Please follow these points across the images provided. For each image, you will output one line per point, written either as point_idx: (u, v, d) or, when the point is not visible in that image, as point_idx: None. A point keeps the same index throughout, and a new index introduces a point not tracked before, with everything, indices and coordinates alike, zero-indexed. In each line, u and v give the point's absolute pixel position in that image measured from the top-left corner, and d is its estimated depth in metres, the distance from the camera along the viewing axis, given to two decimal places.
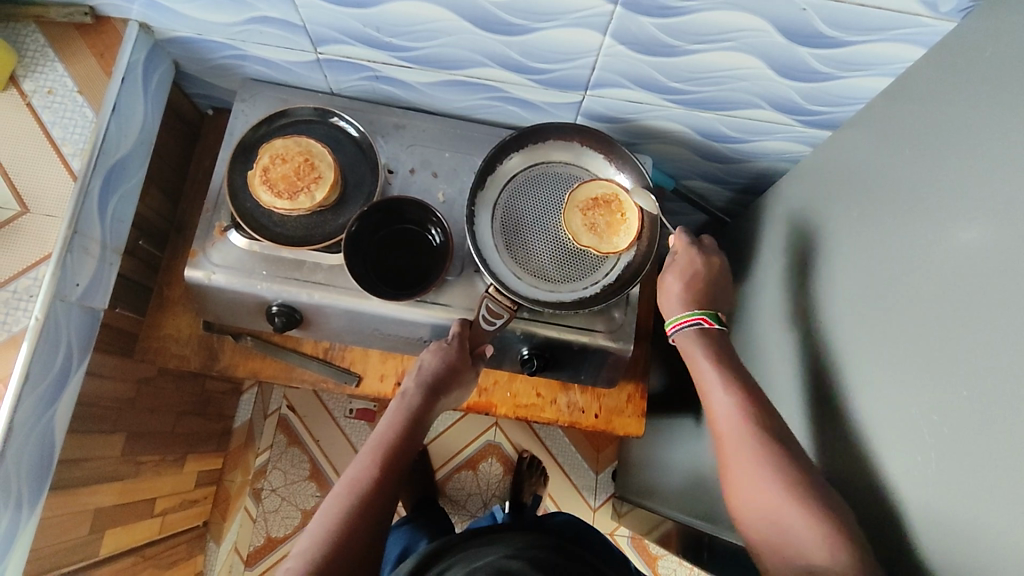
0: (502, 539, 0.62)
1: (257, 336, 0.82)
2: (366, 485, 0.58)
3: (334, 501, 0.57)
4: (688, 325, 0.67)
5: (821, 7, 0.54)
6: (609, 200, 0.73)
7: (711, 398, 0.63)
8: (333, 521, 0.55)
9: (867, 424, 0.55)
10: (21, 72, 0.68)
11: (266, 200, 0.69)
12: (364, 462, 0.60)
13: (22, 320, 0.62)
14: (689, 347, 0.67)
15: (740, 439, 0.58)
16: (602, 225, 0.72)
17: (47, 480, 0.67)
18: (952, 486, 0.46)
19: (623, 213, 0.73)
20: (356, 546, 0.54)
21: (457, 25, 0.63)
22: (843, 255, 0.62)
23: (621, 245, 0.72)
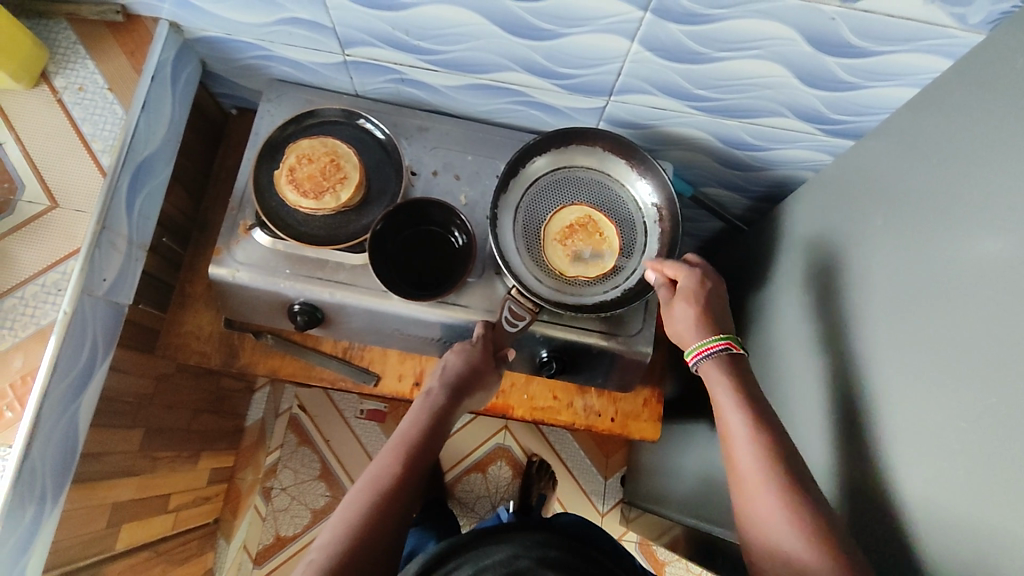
0: (509, 537, 0.57)
1: (277, 334, 0.82)
2: (388, 483, 0.58)
3: (356, 497, 0.57)
4: (717, 349, 0.64)
5: (851, 17, 0.54)
6: (584, 223, 0.75)
7: (723, 416, 0.60)
8: (355, 517, 0.55)
9: (889, 432, 0.55)
10: (53, 69, 0.69)
11: (292, 199, 0.70)
12: (387, 460, 0.60)
13: (49, 314, 0.63)
14: (710, 374, 0.63)
15: (750, 463, 0.56)
16: (584, 250, 0.74)
17: (70, 473, 0.68)
18: (976, 494, 0.46)
19: (601, 232, 0.75)
20: (376, 544, 0.54)
21: (485, 30, 0.64)
22: (866, 263, 0.62)
23: (608, 264, 0.74)
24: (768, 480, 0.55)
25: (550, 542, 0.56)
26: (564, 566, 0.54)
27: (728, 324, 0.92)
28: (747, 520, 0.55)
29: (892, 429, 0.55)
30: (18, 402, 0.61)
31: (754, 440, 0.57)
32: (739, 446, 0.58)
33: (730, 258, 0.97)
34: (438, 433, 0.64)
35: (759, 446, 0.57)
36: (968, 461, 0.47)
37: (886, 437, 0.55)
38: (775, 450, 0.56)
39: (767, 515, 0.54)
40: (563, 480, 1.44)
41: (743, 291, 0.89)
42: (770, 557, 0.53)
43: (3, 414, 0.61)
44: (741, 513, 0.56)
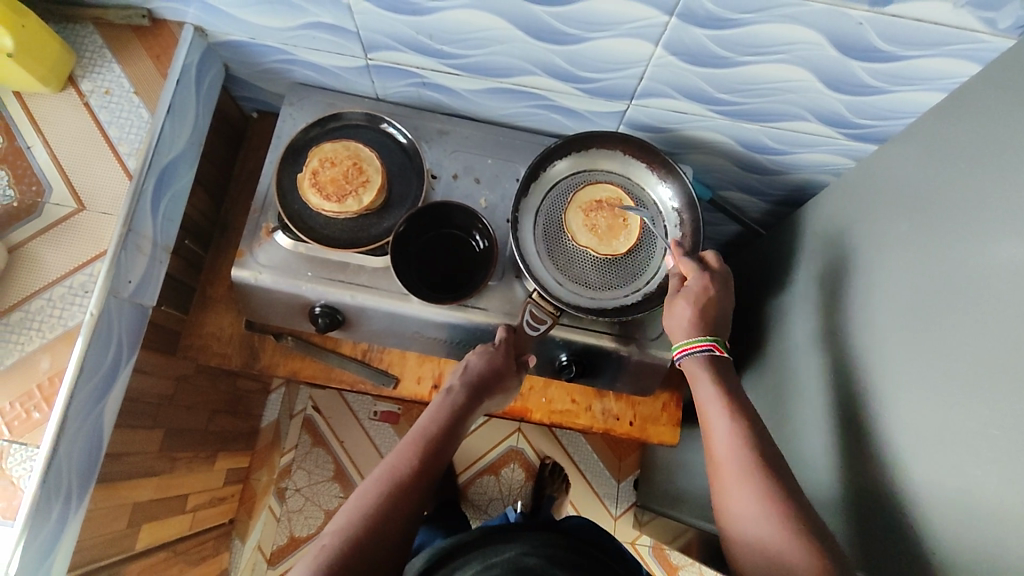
0: (515, 534, 0.58)
1: (298, 336, 0.83)
2: (404, 473, 0.59)
3: (372, 484, 0.58)
4: (698, 350, 0.65)
5: (879, 22, 0.54)
6: (613, 204, 0.75)
7: (708, 418, 0.62)
8: (367, 506, 0.56)
9: (912, 439, 0.54)
10: (79, 72, 0.70)
11: (315, 203, 0.70)
12: (404, 451, 0.61)
13: (76, 316, 0.64)
14: (692, 371, 0.65)
15: (731, 470, 0.58)
16: (603, 227, 0.75)
17: (94, 472, 0.68)
18: (1008, 503, 0.44)
19: (625, 218, 0.75)
20: (389, 531, 0.55)
21: (509, 34, 0.64)
22: (887, 269, 0.61)
23: (620, 249, 0.74)
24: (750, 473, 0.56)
25: (554, 540, 0.57)
26: (568, 564, 0.55)
27: (746, 328, 0.92)
28: (727, 512, 0.57)
29: (916, 437, 0.53)
30: (45, 402, 0.62)
31: (739, 436, 0.59)
32: (724, 442, 0.60)
33: (748, 261, 0.96)
34: (455, 431, 0.65)
35: (744, 442, 0.58)
36: (997, 469, 0.45)
37: (908, 445, 0.54)
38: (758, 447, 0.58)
39: (750, 510, 0.55)
40: (576, 484, 1.44)
41: (761, 295, 0.89)
42: (754, 552, 0.54)
43: (31, 413, 0.61)
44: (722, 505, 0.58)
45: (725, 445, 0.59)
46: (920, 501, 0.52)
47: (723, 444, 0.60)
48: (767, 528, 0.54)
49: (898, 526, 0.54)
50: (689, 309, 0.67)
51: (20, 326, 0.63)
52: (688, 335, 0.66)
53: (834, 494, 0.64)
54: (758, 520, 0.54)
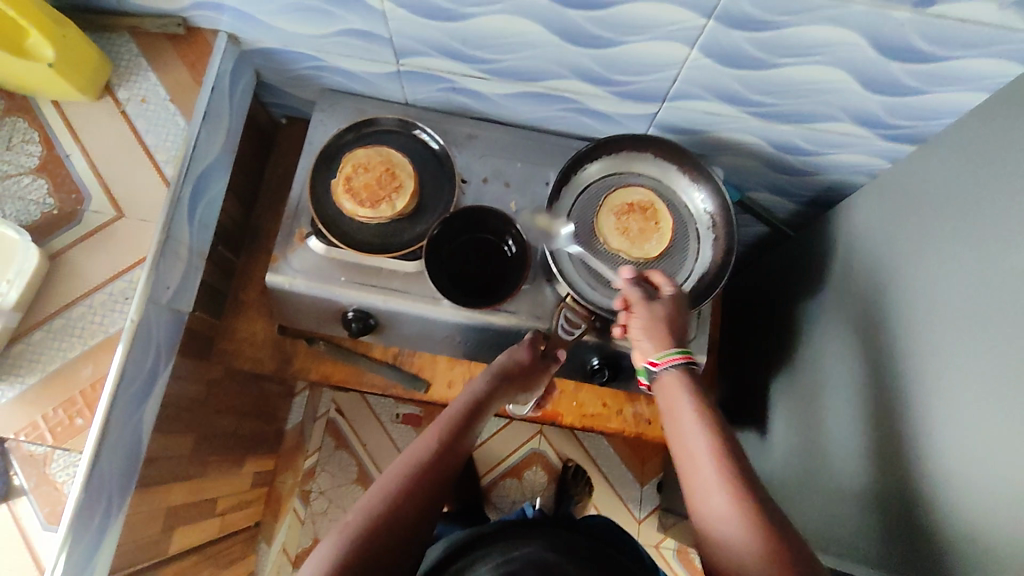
0: (534, 533, 0.59)
1: (329, 341, 0.83)
2: (429, 453, 0.60)
3: (398, 463, 0.59)
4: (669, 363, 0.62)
5: (920, 22, 0.54)
6: (644, 206, 0.75)
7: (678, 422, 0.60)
8: (388, 492, 0.55)
9: (966, 446, 0.53)
10: (116, 81, 0.71)
11: (349, 208, 0.71)
12: (428, 434, 0.62)
13: (118, 322, 0.65)
14: (663, 380, 0.63)
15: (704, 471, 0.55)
16: (635, 230, 0.74)
17: (134, 477, 0.69)
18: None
19: (657, 220, 0.75)
20: (413, 508, 0.55)
21: (544, 38, 0.64)
22: (929, 270, 0.61)
23: (651, 252, 0.74)
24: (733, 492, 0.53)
25: (570, 540, 0.58)
26: (585, 557, 0.56)
27: (775, 330, 0.92)
28: (709, 532, 0.53)
29: (969, 443, 0.53)
30: (88, 408, 0.62)
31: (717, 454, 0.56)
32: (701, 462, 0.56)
33: (776, 263, 0.96)
34: (476, 420, 0.66)
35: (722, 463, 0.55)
36: None
37: (963, 452, 0.53)
38: (732, 455, 0.56)
39: (734, 530, 0.51)
40: (599, 487, 1.44)
41: (792, 297, 0.88)
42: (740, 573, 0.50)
43: (73, 420, 0.62)
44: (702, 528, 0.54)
45: (703, 463, 0.55)
46: (974, 507, 0.52)
47: (701, 467, 0.56)
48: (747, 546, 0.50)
49: (945, 531, 0.54)
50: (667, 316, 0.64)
51: (63, 333, 0.64)
52: (656, 346, 0.63)
53: (876, 498, 0.64)
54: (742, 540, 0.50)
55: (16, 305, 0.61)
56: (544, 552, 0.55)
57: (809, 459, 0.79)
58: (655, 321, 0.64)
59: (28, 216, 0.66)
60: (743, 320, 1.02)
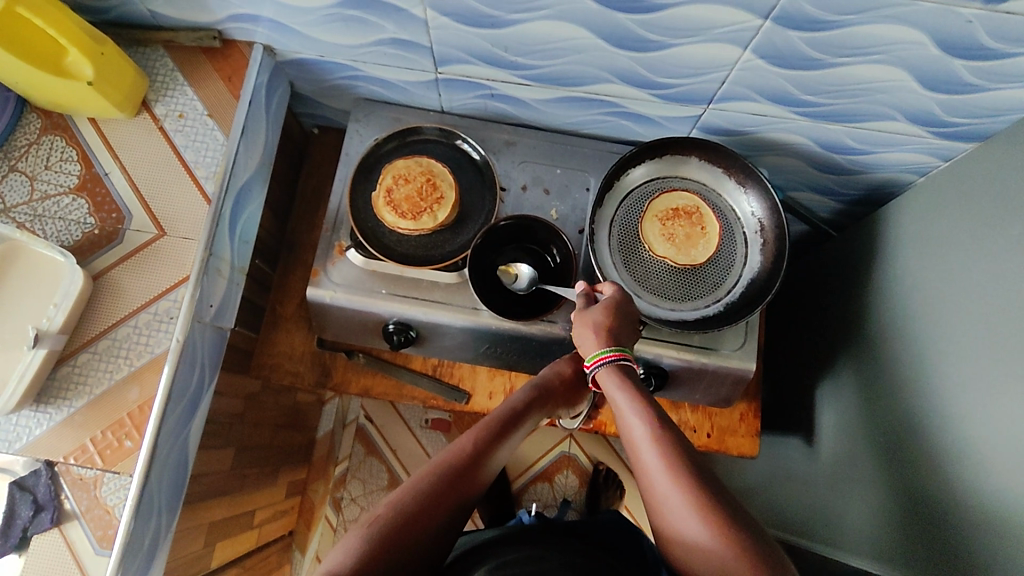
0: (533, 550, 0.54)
1: (368, 354, 0.83)
2: (466, 454, 0.58)
3: (434, 461, 0.57)
4: (602, 363, 0.61)
5: (989, 19, 0.52)
6: (690, 211, 0.73)
7: (628, 429, 0.57)
8: (427, 485, 0.54)
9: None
10: (153, 97, 0.70)
11: (390, 221, 0.70)
12: (468, 436, 0.60)
13: (163, 342, 0.64)
14: (605, 383, 0.61)
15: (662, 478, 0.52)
16: (681, 236, 0.73)
17: (181, 495, 0.68)
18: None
19: (703, 225, 0.73)
20: (442, 512, 0.54)
21: (590, 43, 0.63)
22: (1004, 274, 0.59)
23: (698, 258, 0.72)
24: (677, 475, 0.51)
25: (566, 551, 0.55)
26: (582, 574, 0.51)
27: (821, 333, 0.89)
28: (661, 519, 0.52)
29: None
30: (137, 430, 0.62)
31: (661, 442, 0.54)
32: (644, 452, 0.54)
33: (818, 264, 0.94)
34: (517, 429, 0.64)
35: (667, 451, 0.53)
36: None
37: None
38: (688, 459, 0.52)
39: (681, 517, 0.50)
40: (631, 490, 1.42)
41: (838, 299, 0.86)
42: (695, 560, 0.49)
43: (123, 443, 0.61)
44: (655, 515, 0.53)
45: (656, 476, 0.52)
46: None
47: (645, 458, 0.54)
48: (701, 535, 0.48)
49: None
50: (600, 319, 0.63)
51: (109, 354, 0.63)
52: (587, 349, 0.63)
53: (945, 507, 0.62)
54: (691, 525, 0.49)
55: (62, 328, 0.61)
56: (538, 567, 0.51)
57: (861, 465, 0.77)
58: (586, 326, 0.63)
59: (69, 237, 0.65)
60: (785, 322, 1.00)
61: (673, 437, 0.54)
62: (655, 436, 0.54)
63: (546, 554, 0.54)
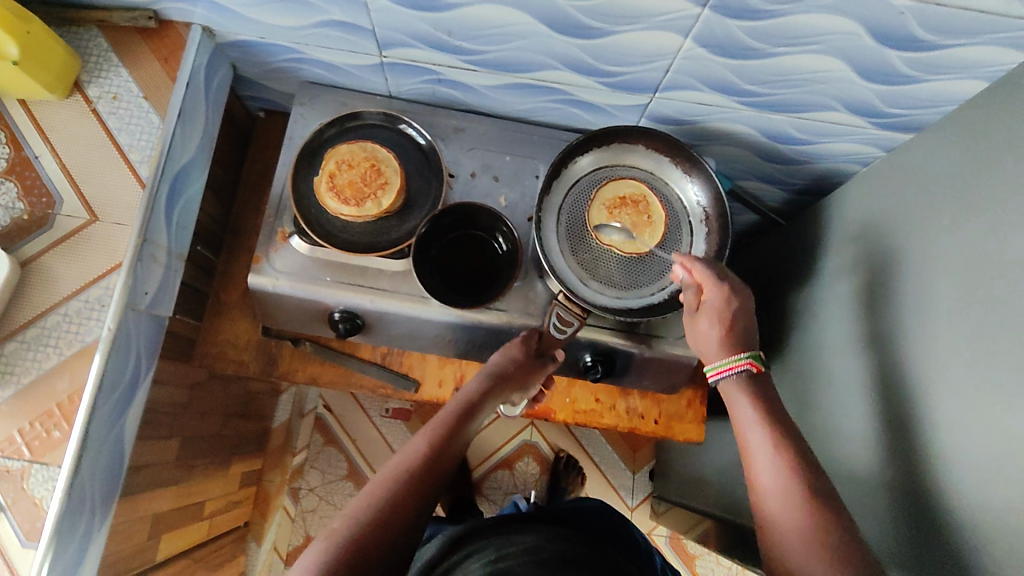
0: (530, 532, 0.61)
1: (316, 341, 0.81)
2: (421, 458, 0.58)
3: (389, 470, 0.57)
4: (734, 371, 0.61)
5: (920, 10, 0.53)
6: (637, 200, 0.73)
7: (747, 437, 0.58)
8: (388, 489, 0.54)
9: (978, 445, 0.52)
10: (86, 77, 0.68)
11: (333, 207, 0.68)
12: (421, 438, 0.60)
13: (94, 331, 0.62)
14: (729, 390, 0.62)
15: (778, 494, 0.54)
16: (627, 225, 0.73)
17: (118, 486, 0.67)
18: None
19: (650, 214, 0.73)
20: (404, 516, 0.53)
21: (532, 28, 0.62)
22: (934, 265, 0.60)
23: (644, 248, 0.73)
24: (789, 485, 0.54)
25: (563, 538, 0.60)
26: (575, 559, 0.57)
27: (768, 320, 0.91)
28: (772, 536, 0.53)
29: (982, 440, 0.52)
30: (66, 420, 0.60)
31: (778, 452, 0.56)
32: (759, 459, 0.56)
33: (768, 252, 0.95)
34: (468, 424, 0.64)
35: (784, 457, 0.55)
36: None
37: (975, 450, 0.52)
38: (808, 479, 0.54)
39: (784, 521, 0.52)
40: (591, 476, 1.43)
41: (785, 288, 0.87)
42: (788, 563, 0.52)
43: (51, 433, 0.60)
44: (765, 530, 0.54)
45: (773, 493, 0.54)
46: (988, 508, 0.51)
47: (758, 460, 0.57)
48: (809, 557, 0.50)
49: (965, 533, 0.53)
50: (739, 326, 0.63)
51: (37, 343, 0.61)
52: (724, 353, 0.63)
53: (883, 488, 0.63)
54: (794, 530, 0.52)
55: None
56: (533, 552, 0.57)
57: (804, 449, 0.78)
58: (722, 328, 0.63)
59: None
60: None
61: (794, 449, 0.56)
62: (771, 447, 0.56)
63: (544, 543, 0.59)
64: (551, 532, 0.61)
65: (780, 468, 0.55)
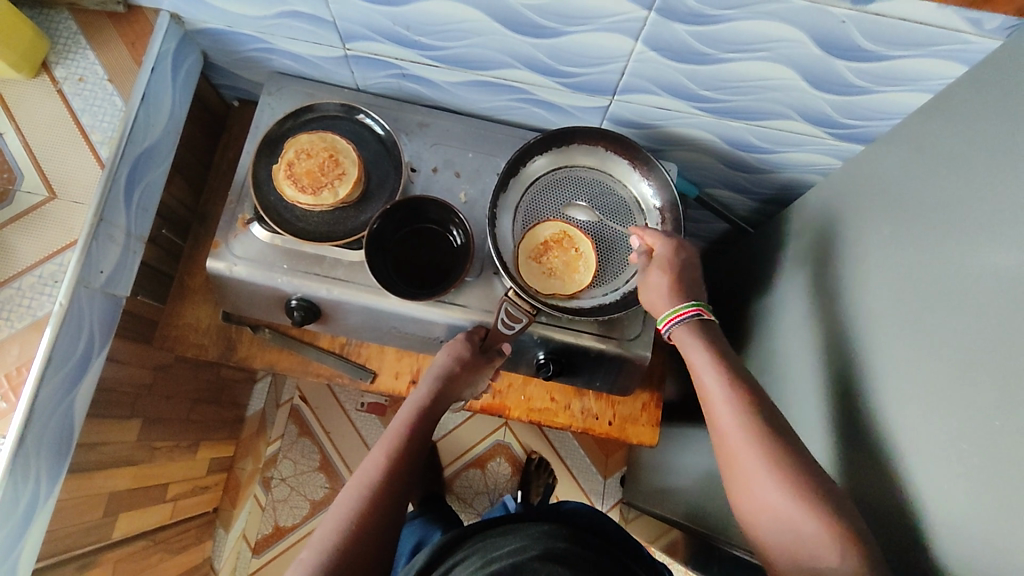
0: (519, 530, 0.57)
1: (275, 329, 0.83)
2: (381, 473, 0.59)
3: (352, 490, 0.58)
4: (682, 319, 0.63)
5: (860, 20, 0.53)
6: (558, 239, 0.72)
7: (705, 384, 0.59)
8: (354, 508, 0.56)
9: (902, 449, 0.52)
10: (53, 58, 0.69)
11: (290, 194, 0.69)
12: (378, 454, 0.61)
13: (46, 306, 0.63)
14: (684, 340, 0.62)
15: (738, 435, 0.55)
16: (560, 267, 0.72)
17: (66, 460, 0.68)
18: (991, 525, 0.43)
19: (576, 247, 0.72)
20: (372, 533, 0.54)
21: (487, 26, 0.63)
22: (866, 274, 0.61)
23: (585, 280, 0.71)
24: (767, 459, 0.53)
25: (559, 535, 0.56)
26: (571, 559, 0.53)
27: (730, 328, 0.91)
28: (734, 480, 0.55)
29: (905, 448, 0.52)
30: (13, 392, 0.61)
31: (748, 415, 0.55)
32: (733, 434, 0.55)
33: (734, 260, 0.96)
34: (425, 432, 0.66)
35: (739, 400, 0.56)
36: (966, 476, 0.45)
37: (900, 456, 0.53)
38: (764, 418, 0.55)
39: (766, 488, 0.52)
40: (563, 479, 1.43)
41: (747, 297, 0.88)
42: (779, 533, 0.51)
43: None
44: (728, 473, 0.56)
45: (732, 436, 0.55)
46: (909, 515, 0.51)
47: (718, 405, 0.58)
48: (774, 492, 0.51)
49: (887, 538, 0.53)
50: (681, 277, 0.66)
51: None
52: (672, 301, 0.64)
53: None
54: (752, 468, 0.53)
55: None
56: (520, 554, 0.53)
57: None
58: (669, 277, 0.66)
59: None
60: None
61: (762, 416, 0.55)
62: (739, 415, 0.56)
63: (533, 542, 0.54)
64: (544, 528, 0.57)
65: (736, 412, 0.56)
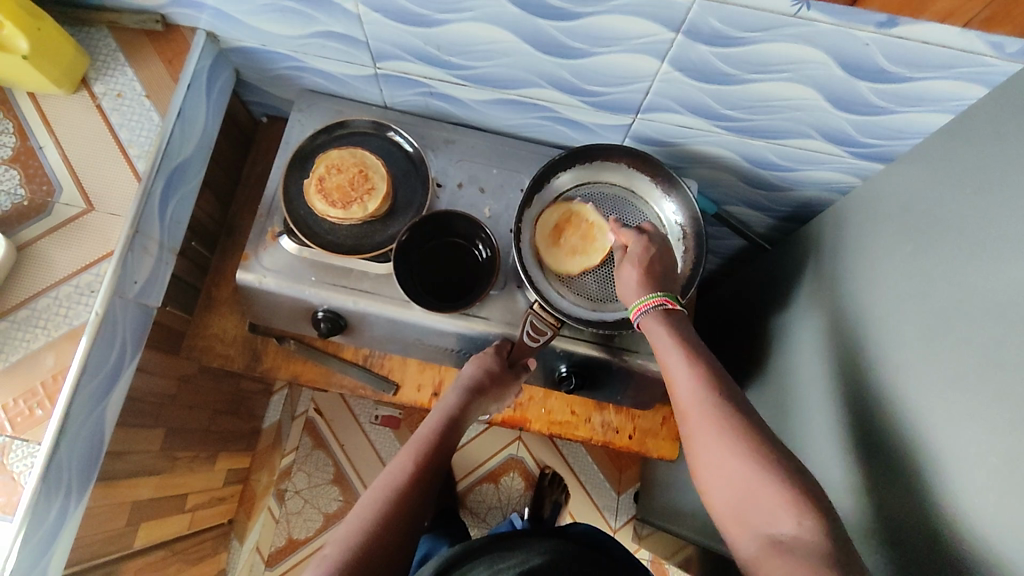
0: (524, 545, 0.58)
1: (300, 340, 0.84)
2: (404, 480, 0.59)
3: (373, 494, 0.58)
4: (653, 306, 0.63)
5: (883, 42, 0.55)
6: (565, 221, 0.74)
7: (673, 374, 0.60)
8: (376, 513, 0.56)
9: (919, 463, 0.53)
10: (93, 75, 0.71)
11: (320, 209, 0.71)
12: (402, 460, 0.62)
13: (81, 315, 0.65)
14: (654, 330, 0.62)
15: (703, 422, 0.55)
16: (579, 245, 0.74)
17: (95, 468, 0.69)
18: (1015, 536, 0.43)
19: (584, 221, 0.74)
20: (393, 537, 0.55)
21: (516, 47, 0.65)
22: (884, 289, 0.62)
23: (606, 242, 0.73)
24: (734, 449, 0.53)
25: (561, 550, 0.57)
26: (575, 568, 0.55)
27: (747, 343, 0.92)
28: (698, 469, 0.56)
29: (925, 461, 0.52)
30: (48, 400, 0.62)
31: (709, 399, 0.56)
32: (698, 425, 0.56)
33: (751, 277, 0.97)
34: (450, 443, 0.67)
35: (708, 390, 0.57)
36: (991, 490, 0.46)
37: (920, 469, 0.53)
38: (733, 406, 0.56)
39: (727, 471, 0.53)
40: (576, 494, 1.43)
41: (763, 313, 0.89)
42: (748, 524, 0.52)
43: (34, 411, 0.62)
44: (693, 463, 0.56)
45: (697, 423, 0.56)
46: (927, 529, 0.51)
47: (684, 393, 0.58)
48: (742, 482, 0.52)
49: (905, 552, 0.53)
50: (659, 270, 0.66)
51: (26, 324, 0.64)
52: None
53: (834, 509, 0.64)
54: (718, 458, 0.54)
55: None
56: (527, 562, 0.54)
57: None
58: (641, 271, 0.66)
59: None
60: (720, 332, 1.03)
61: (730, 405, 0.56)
62: (713, 425, 0.55)
63: (539, 554, 0.56)
64: (545, 545, 0.58)
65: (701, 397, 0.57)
